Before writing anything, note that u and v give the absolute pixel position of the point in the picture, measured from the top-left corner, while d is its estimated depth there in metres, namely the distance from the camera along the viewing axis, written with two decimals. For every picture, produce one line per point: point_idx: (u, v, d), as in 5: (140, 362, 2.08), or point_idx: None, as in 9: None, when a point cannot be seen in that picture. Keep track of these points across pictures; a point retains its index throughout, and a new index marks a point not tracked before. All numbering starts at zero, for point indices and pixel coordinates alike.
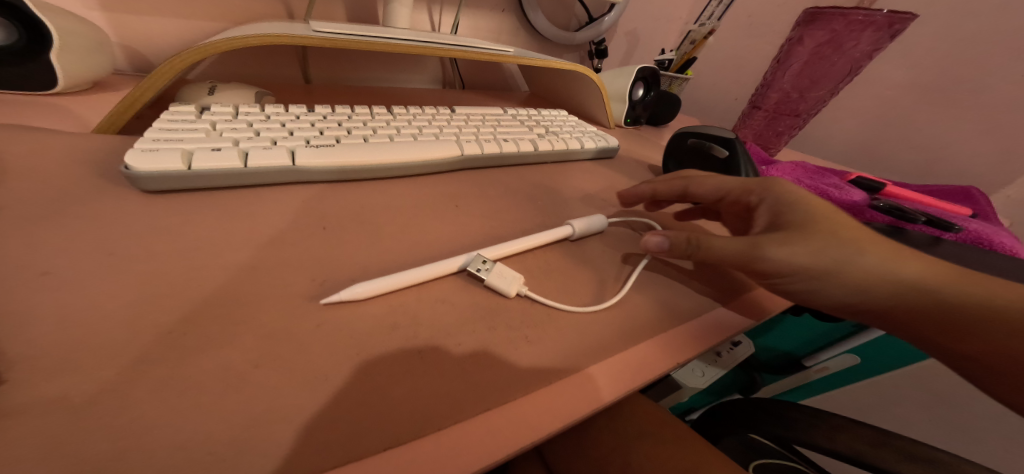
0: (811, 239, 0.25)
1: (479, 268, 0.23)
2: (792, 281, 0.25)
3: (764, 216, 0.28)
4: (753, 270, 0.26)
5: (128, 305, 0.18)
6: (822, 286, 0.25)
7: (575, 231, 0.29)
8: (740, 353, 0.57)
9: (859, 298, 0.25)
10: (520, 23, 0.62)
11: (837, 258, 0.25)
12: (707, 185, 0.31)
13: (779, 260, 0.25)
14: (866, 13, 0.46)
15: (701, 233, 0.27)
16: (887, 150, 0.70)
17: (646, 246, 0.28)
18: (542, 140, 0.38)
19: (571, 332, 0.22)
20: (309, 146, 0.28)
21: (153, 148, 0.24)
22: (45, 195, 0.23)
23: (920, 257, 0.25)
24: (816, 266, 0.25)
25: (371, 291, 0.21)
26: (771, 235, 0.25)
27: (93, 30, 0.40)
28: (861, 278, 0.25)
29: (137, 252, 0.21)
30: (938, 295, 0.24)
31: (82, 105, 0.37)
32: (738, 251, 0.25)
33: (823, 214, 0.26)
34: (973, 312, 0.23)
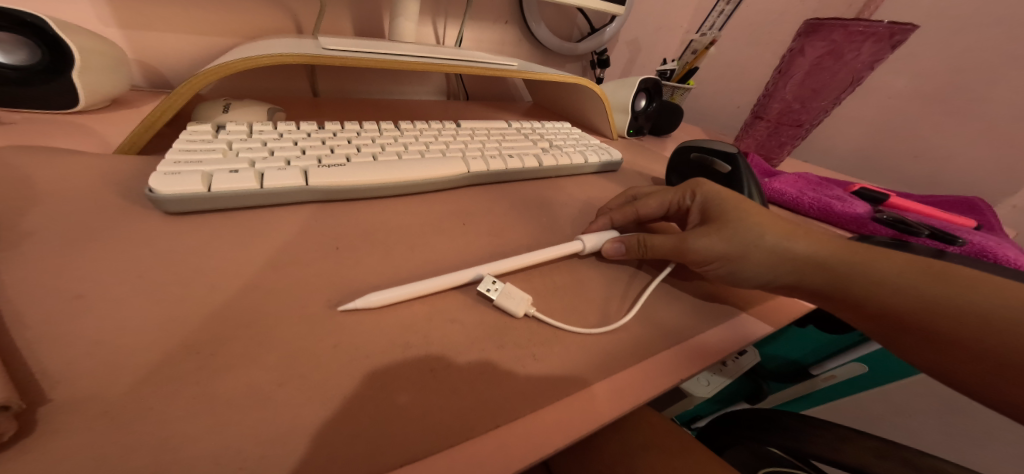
0: (723, 230, 0.29)
1: (489, 288, 0.24)
2: (717, 267, 0.29)
3: (697, 214, 0.32)
4: (690, 261, 0.29)
5: (156, 326, 0.19)
6: (743, 267, 0.28)
7: (585, 246, 0.29)
8: (745, 363, 0.56)
9: (771, 275, 0.29)
10: (523, 35, 0.63)
11: (747, 241, 0.28)
12: (652, 205, 0.34)
13: (704, 249, 0.28)
14: (867, 24, 0.46)
15: (643, 236, 0.30)
16: (892, 157, 0.70)
17: (606, 252, 0.30)
18: (546, 155, 0.39)
19: (575, 350, 0.23)
20: (322, 166, 0.29)
21: (175, 171, 0.25)
22: (80, 219, 0.24)
23: (807, 234, 0.29)
24: (733, 251, 0.28)
25: (385, 300, 0.22)
26: (697, 230, 0.29)
27: (112, 51, 0.41)
28: (765, 256, 0.28)
29: (165, 275, 0.22)
30: (825, 265, 0.28)
31: (104, 123, 0.39)
32: (672, 246, 0.29)
33: (734, 205, 0.30)
34: (863, 281, 0.27)
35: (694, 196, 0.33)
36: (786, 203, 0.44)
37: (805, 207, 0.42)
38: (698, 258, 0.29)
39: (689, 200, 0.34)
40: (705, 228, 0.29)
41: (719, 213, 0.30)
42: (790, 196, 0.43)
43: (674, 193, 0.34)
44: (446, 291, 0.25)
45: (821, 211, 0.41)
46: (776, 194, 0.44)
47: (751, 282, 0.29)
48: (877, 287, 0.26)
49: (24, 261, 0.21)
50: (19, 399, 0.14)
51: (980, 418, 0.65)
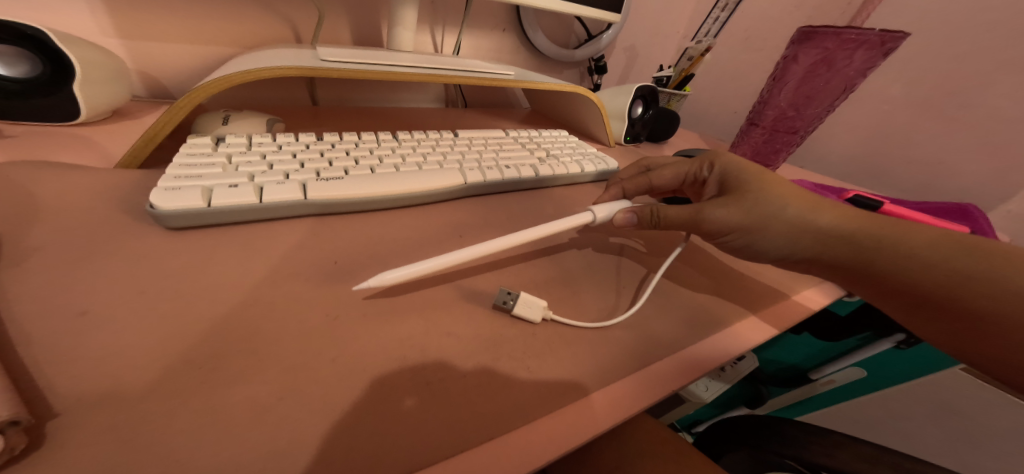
0: (742, 202, 0.30)
1: (506, 300, 0.25)
2: (734, 238, 0.31)
3: (714, 186, 0.35)
4: (705, 230, 0.31)
5: (158, 340, 0.19)
6: (759, 239, 0.31)
7: (595, 217, 0.32)
8: (743, 368, 0.57)
9: (790, 247, 0.30)
10: (521, 42, 0.63)
11: (767, 213, 0.30)
12: (665, 176, 0.38)
13: (721, 220, 0.30)
14: (860, 31, 0.46)
15: (659, 206, 0.32)
16: (887, 163, 0.70)
17: (617, 222, 0.33)
18: (543, 165, 0.39)
19: (570, 362, 0.23)
20: (320, 180, 0.29)
21: (175, 186, 0.26)
22: (84, 234, 0.24)
23: (833, 207, 0.30)
24: (751, 223, 0.30)
25: (397, 279, 0.23)
26: (715, 201, 0.31)
27: (112, 62, 0.42)
28: (787, 228, 0.30)
29: (167, 289, 0.22)
30: (850, 239, 0.29)
31: (106, 135, 0.39)
32: (688, 215, 0.31)
33: (756, 178, 0.32)
34: (892, 255, 0.28)
35: (711, 168, 0.36)
36: None
37: None
38: (716, 228, 0.31)
39: (706, 172, 0.36)
40: (724, 199, 0.31)
41: (738, 185, 0.32)
42: None
43: (690, 165, 0.37)
44: (443, 304, 0.25)
45: None
46: None
47: (771, 253, 0.31)
48: (904, 261, 0.27)
49: (29, 277, 0.21)
50: (26, 414, 0.15)
51: (981, 420, 0.65)
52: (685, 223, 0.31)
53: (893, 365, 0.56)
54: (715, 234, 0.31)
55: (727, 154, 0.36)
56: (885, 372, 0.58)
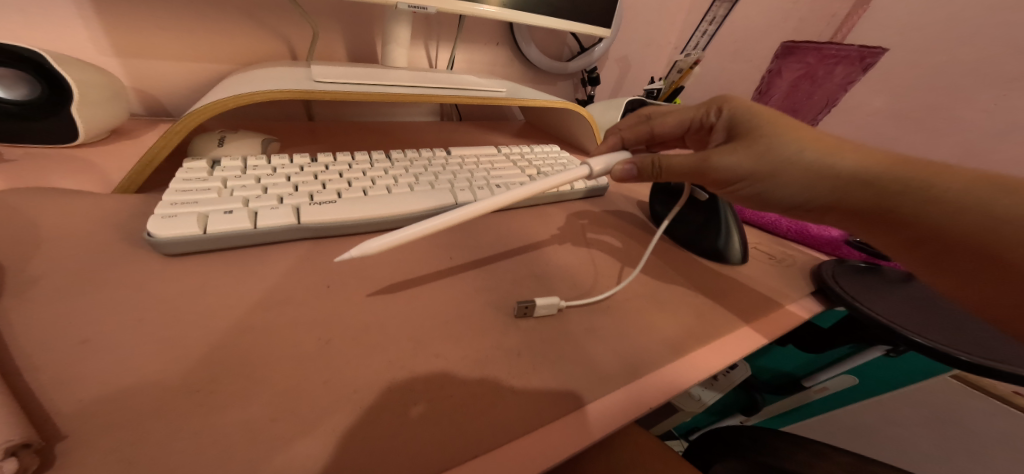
0: (752, 148, 0.31)
1: (524, 307, 0.27)
2: (745, 186, 0.32)
3: (722, 131, 0.36)
4: (715, 179, 0.32)
5: (157, 365, 0.20)
6: (774, 187, 0.31)
7: (590, 171, 0.33)
8: (736, 377, 0.57)
9: (806, 194, 0.30)
10: (514, 55, 0.64)
11: (778, 158, 0.30)
12: (668, 123, 0.41)
13: (729, 167, 0.31)
14: (839, 47, 0.48)
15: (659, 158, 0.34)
16: None
17: (616, 174, 0.35)
18: (533, 183, 0.40)
19: (555, 381, 0.23)
20: (314, 204, 0.30)
21: (172, 214, 0.27)
22: (85, 261, 0.25)
23: (856, 150, 0.29)
24: (762, 169, 0.31)
25: (382, 246, 0.24)
26: (723, 149, 0.32)
27: (109, 81, 0.43)
28: (803, 174, 0.29)
29: (165, 314, 0.23)
30: (873, 183, 0.28)
31: (105, 156, 0.40)
32: (694, 161, 0.32)
33: (770, 122, 0.32)
34: (916, 199, 0.26)
35: (719, 112, 0.37)
36: (764, 225, 0.44)
37: (783, 229, 0.42)
38: (724, 174, 0.32)
39: (714, 116, 0.37)
40: (735, 145, 0.32)
41: (751, 131, 0.32)
42: (768, 219, 0.43)
43: (698, 110, 0.39)
44: (432, 325, 0.26)
45: (798, 233, 0.42)
46: (755, 216, 0.44)
47: (786, 201, 0.31)
48: (929, 205, 0.26)
49: (31, 304, 0.22)
50: (35, 437, 0.15)
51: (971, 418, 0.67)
52: (689, 172, 0.33)
53: (885, 370, 0.56)
54: (724, 182, 0.32)
55: (739, 96, 0.36)
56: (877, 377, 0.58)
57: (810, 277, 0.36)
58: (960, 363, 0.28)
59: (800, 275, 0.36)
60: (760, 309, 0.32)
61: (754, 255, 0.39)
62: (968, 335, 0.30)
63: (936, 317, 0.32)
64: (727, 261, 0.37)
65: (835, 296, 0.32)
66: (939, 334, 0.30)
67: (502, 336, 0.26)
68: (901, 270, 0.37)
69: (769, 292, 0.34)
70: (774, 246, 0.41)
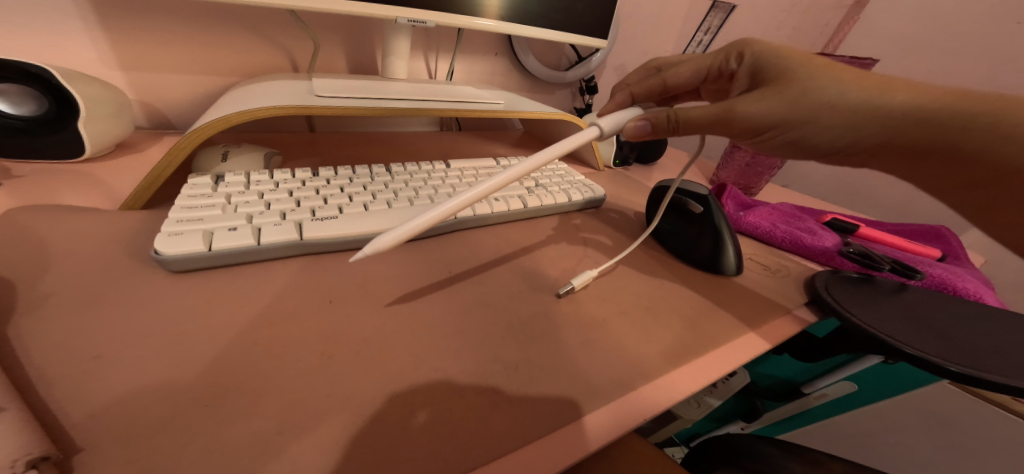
0: (784, 94, 0.30)
1: (568, 288, 0.32)
2: (778, 134, 0.31)
3: (745, 78, 0.35)
4: (744, 128, 0.31)
5: (164, 381, 0.21)
6: (812, 133, 0.30)
7: (601, 131, 0.30)
8: (735, 384, 0.58)
9: (849, 137, 0.29)
10: (512, 65, 0.65)
11: (814, 104, 0.29)
12: (683, 74, 0.42)
13: (760, 114, 0.30)
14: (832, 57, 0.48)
15: (677, 109, 0.32)
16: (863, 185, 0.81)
17: (628, 132, 0.33)
18: (531, 196, 0.41)
19: (552, 392, 0.24)
20: (315, 219, 0.31)
21: (178, 231, 0.27)
22: (94, 278, 0.26)
23: (907, 86, 0.28)
24: (797, 116, 0.30)
25: (390, 242, 0.24)
26: (749, 97, 0.31)
27: (115, 96, 0.44)
28: (846, 117, 0.29)
29: (171, 331, 0.24)
30: (932, 119, 0.28)
31: (111, 171, 0.41)
32: (717, 109, 0.31)
33: (801, 65, 0.31)
34: (983, 133, 0.27)
35: (739, 58, 0.36)
36: (760, 236, 0.44)
37: (778, 240, 0.43)
38: (756, 123, 0.30)
39: (735, 63, 0.37)
40: (763, 92, 0.31)
41: (782, 76, 0.31)
42: (763, 230, 0.44)
43: (716, 58, 0.39)
44: (431, 340, 0.26)
45: (793, 244, 0.42)
46: (751, 227, 0.44)
47: (827, 145, 0.30)
48: (1004, 142, 0.26)
49: (41, 322, 0.22)
50: (49, 453, 0.16)
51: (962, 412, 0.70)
52: (712, 122, 0.31)
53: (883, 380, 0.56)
54: (752, 133, 0.31)
55: (762, 40, 0.34)
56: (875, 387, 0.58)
57: (804, 289, 0.37)
58: (950, 374, 0.28)
59: (793, 287, 0.37)
60: (755, 321, 0.32)
61: (749, 266, 0.39)
62: (960, 345, 0.30)
63: (928, 327, 0.32)
64: (722, 272, 0.37)
65: (827, 307, 0.33)
66: (930, 345, 0.30)
67: (500, 349, 0.26)
68: (893, 281, 0.37)
69: (763, 304, 0.35)
70: (769, 256, 0.41)
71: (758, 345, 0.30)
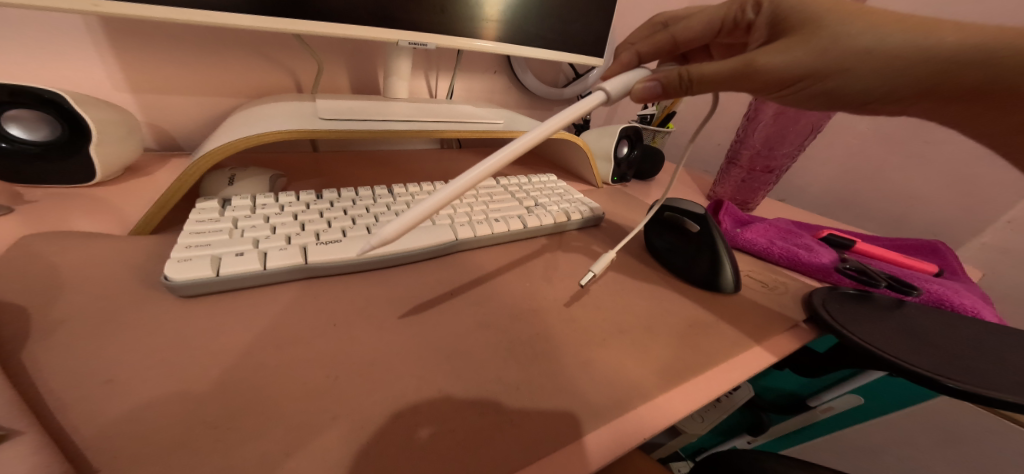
0: (810, 42, 0.29)
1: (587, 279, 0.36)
2: (807, 85, 0.30)
3: (762, 28, 0.36)
4: (771, 83, 0.30)
5: (172, 405, 0.21)
6: (847, 81, 0.29)
7: (608, 95, 0.29)
8: (739, 398, 0.57)
9: (888, 86, 0.29)
10: (511, 82, 0.66)
11: (846, 52, 0.29)
12: (693, 27, 0.44)
13: (783, 64, 0.30)
14: None
15: (688, 67, 0.31)
16: (860, 198, 0.81)
17: (637, 93, 0.32)
18: (530, 216, 0.42)
19: (553, 413, 0.24)
20: (320, 243, 0.32)
21: (187, 257, 0.28)
22: (105, 304, 0.27)
23: (954, 26, 0.28)
24: (828, 66, 0.29)
25: (400, 229, 0.22)
26: (770, 49, 0.30)
27: (125, 119, 0.45)
28: (884, 66, 0.28)
29: (179, 356, 0.24)
30: (979, 60, 0.27)
31: (121, 195, 0.42)
32: (738, 61, 0.30)
33: (829, 8, 0.30)
34: None
35: (755, 8, 0.37)
36: (757, 252, 0.45)
37: (775, 256, 0.43)
38: (782, 76, 0.30)
39: (751, 13, 0.38)
40: (788, 43, 0.30)
41: (808, 23, 0.31)
42: (760, 246, 0.44)
43: (729, 9, 0.40)
44: (433, 362, 0.27)
45: (790, 260, 0.43)
46: (748, 243, 0.45)
47: (863, 94, 0.30)
48: None
49: (54, 347, 0.23)
50: None
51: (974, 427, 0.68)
52: (731, 78, 0.30)
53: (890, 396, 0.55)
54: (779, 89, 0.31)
55: None
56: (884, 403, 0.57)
57: (802, 306, 0.37)
58: (948, 390, 0.28)
59: (791, 304, 0.37)
60: (753, 339, 0.33)
61: (746, 283, 0.40)
62: (959, 361, 0.30)
63: (925, 343, 0.32)
64: (720, 289, 0.38)
65: (825, 324, 0.33)
66: (929, 361, 0.30)
67: (501, 371, 0.27)
68: (891, 297, 0.37)
69: (761, 321, 0.35)
70: (767, 273, 0.42)
71: (756, 362, 0.31)
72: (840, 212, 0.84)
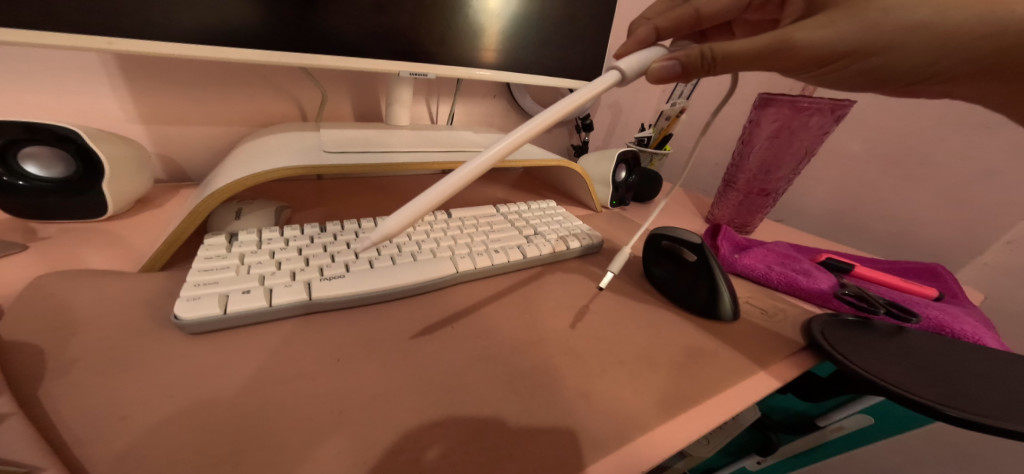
0: (855, 16, 0.29)
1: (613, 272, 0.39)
2: (853, 61, 0.30)
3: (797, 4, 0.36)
4: (810, 59, 0.30)
5: (176, 443, 0.22)
6: (899, 57, 0.30)
7: (620, 73, 0.29)
8: (745, 419, 0.56)
9: (936, 63, 0.30)
10: (510, 106, 0.68)
11: (899, 28, 0.29)
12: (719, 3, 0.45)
13: (817, 39, 0.29)
14: (811, 100, 0.51)
15: (712, 45, 0.31)
16: (860, 216, 0.82)
17: (654, 72, 0.32)
18: (530, 246, 0.43)
19: (553, 447, 0.24)
20: (323, 278, 0.33)
21: (195, 295, 0.29)
22: (114, 342, 0.27)
23: None
24: (881, 42, 0.29)
25: (398, 226, 0.23)
26: (807, 24, 0.30)
27: (137, 152, 0.46)
28: (942, 41, 0.29)
29: (186, 392, 0.25)
30: None
31: (133, 228, 0.43)
32: (775, 35, 0.30)
33: None
34: None
35: None
36: (756, 277, 0.45)
37: (774, 281, 0.44)
38: (826, 50, 0.30)
39: None
40: (828, 17, 0.30)
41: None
42: (758, 271, 0.45)
43: None
44: (434, 395, 0.27)
45: (788, 285, 0.43)
46: (746, 268, 0.45)
47: (912, 73, 0.31)
48: None
49: (66, 387, 0.24)
50: None
51: (982, 442, 0.69)
52: (758, 55, 0.30)
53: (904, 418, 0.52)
54: (819, 63, 0.30)
55: None
56: (895, 422, 0.54)
57: (802, 333, 0.37)
58: (949, 419, 0.28)
59: (790, 331, 0.38)
60: (753, 367, 0.33)
61: (745, 310, 0.40)
62: (961, 389, 0.30)
63: (926, 370, 0.32)
64: (719, 318, 0.38)
65: (824, 351, 0.33)
66: (929, 389, 0.30)
67: (501, 405, 0.27)
68: (891, 323, 0.37)
69: (761, 350, 0.35)
70: (766, 299, 0.42)
71: (756, 392, 0.31)
72: (841, 231, 0.86)
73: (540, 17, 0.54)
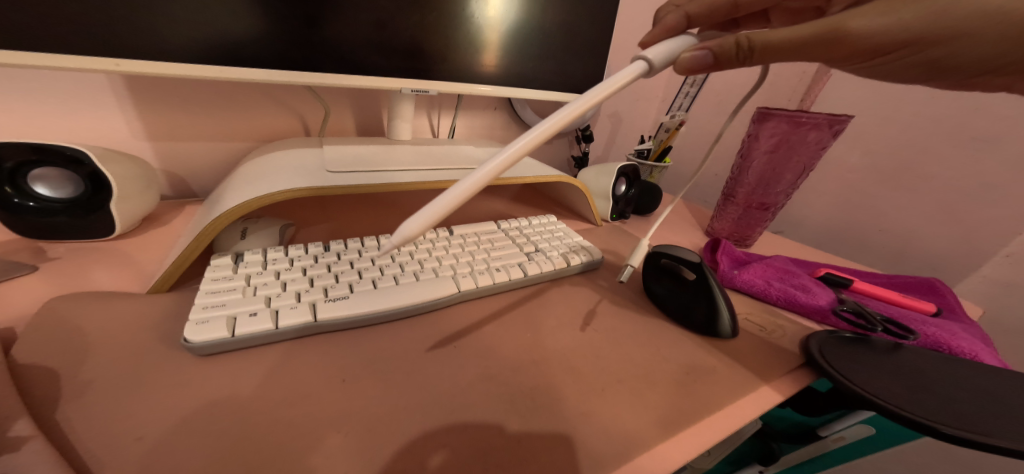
0: (912, 6, 0.28)
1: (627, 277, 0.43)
2: (908, 52, 0.29)
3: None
4: (857, 50, 0.29)
5: (185, 464, 0.22)
6: (960, 49, 0.29)
7: (646, 65, 0.28)
8: (745, 430, 0.57)
9: (993, 60, 0.29)
10: (511, 118, 0.69)
11: (960, 20, 0.28)
12: None
13: (870, 27, 0.29)
14: (808, 115, 0.51)
15: (749, 34, 0.31)
16: (859, 227, 0.82)
17: (683, 61, 0.31)
18: (530, 263, 0.43)
19: (554, 466, 0.25)
20: (328, 300, 0.34)
21: (204, 318, 0.30)
22: (123, 364, 0.28)
23: None
24: (939, 33, 0.28)
25: (417, 228, 0.23)
26: (857, 12, 0.29)
27: (145, 170, 0.47)
28: (1001, 36, 0.28)
29: (194, 414, 0.25)
30: None
31: (139, 246, 0.44)
32: (824, 24, 0.29)
33: None
34: None
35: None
36: (755, 293, 0.46)
37: (772, 297, 0.44)
38: (879, 41, 0.29)
39: None
40: (884, 6, 0.29)
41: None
42: (757, 287, 0.45)
43: None
44: (437, 414, 0.27)
45: (786, 301, 0.44)
46: (745, 284, 0.46)
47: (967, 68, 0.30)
48: None
49: (78, 410, 0.24)
50: None
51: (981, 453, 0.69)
52: (801, 44, 0.30)
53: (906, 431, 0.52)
54: (869, 55, 0.30)
55: None
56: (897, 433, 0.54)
57: (800, 349, 0.38)
58: (946, 437, 0.28)
59: (789, 348, 0.38)
60: (752, 384, 0.33)
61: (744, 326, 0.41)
62: (957, 406, 0.30)
63: (923, 387, 0.32)
64: (718, 335, 0.38)
65: (821, 368, 0.34)
66: (926, 406, 0.30)
67: (504, 426, 0.27)
68: (889, 339, 0.38)
69: (760, 366, 0.35)
70: (765, 315, 0.43)
71: (756, 409, 0.31)
72: (840, 241, 0.86)
73: (543, 33, 0.55)
